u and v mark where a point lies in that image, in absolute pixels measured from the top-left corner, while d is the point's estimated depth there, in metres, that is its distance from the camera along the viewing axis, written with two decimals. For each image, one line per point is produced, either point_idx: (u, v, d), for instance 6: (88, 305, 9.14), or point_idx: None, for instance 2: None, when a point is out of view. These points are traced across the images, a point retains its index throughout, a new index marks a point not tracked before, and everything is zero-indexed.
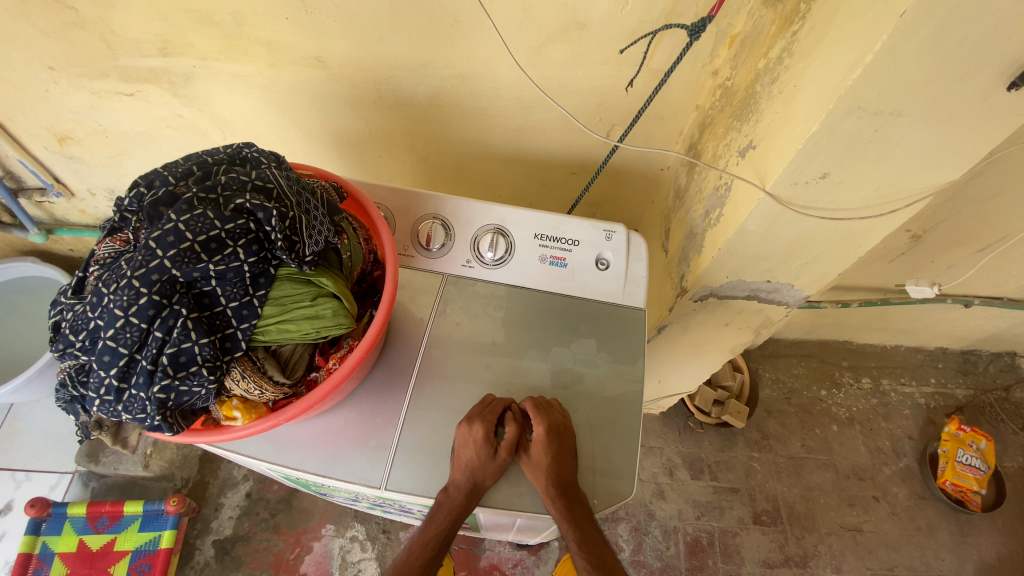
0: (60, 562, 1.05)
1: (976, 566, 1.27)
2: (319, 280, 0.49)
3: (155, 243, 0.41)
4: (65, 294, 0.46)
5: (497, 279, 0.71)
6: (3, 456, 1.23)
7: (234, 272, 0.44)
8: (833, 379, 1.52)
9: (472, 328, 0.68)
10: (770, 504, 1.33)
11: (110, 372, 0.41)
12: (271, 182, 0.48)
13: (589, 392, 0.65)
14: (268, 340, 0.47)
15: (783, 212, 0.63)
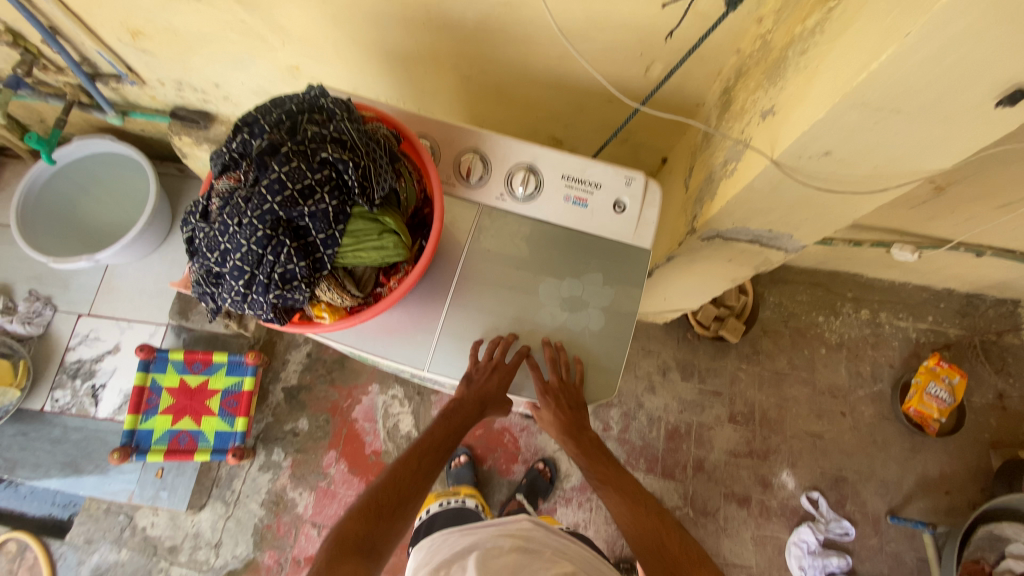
0: (168, 394, 1.32)
1: (917, 477, 1.48)
2: (384, 218, 0.62)
3: (266, 191, 0.53)
4: (194, 218, 0.59)
5: (525, 212, 0.82)
6: (106, 306, 1.48)
7: (323, 213, 0.57)
8: (833, 308, 1.62)
9: (501, 254, 0.80)
10: (746, 407, 1.53)
11: (238, 282, 0.56)
12: (346, 134, 0.59)
13: (592, 315, 0.80)
14: (346, 264, 0.61)
15: (786, 178, 0.70)
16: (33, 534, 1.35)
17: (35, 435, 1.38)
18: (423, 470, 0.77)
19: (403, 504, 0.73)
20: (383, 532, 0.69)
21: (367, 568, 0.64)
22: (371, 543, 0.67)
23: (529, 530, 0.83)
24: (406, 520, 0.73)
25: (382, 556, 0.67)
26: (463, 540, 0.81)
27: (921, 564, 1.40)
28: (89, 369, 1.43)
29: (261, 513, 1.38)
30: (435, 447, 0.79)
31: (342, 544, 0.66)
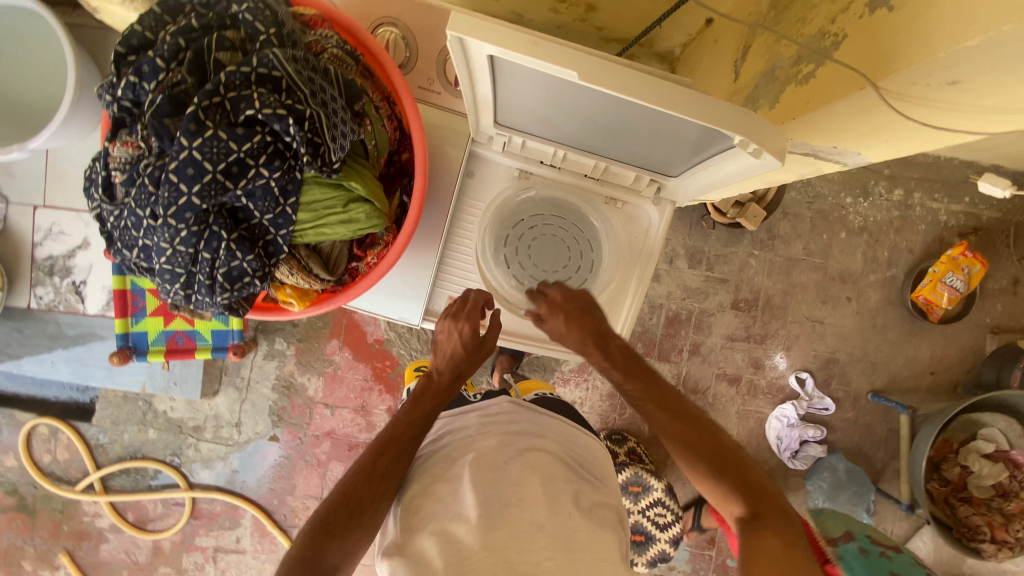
0: (153, 297, 1.25)
1: (907, 358, 1.52)
2: (349, 184, 0.61)
3: (178, 177, 0.50)
4: (101, 197, 0.59)
5: (561, 108, 0.60)
6: (61, 196, 1.34)
7: (264, 192, 0.54)
8: (865, 187, 1.48)
9: (532, 106, 0.62)
10: (751, 294, 1.49)
11: (175, 284, 0.57)
12: (277, 69, 0.52)
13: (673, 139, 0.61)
14: (308, 240, 0.61)
15: (884, 111, 0.56)
16: (59, 419, 1.44)
17: (31, 332, 1.37)
18: (381, 471, 0.72)
19: (362, 511, 0.69)
20: (337, 548, 0.67)
21: None
22: (326, 560, 0.66)
23: (511, 407, 0.82)
24: (370, 525, 0.70)
25: (338, 570, 0.67)
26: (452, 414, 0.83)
27: (889, 433, 1.52)
28: (64, 266, 1.35)
29: (274, 396, 1.44)
30: (397, 443, 0.75)
31: (288, 568, 0.65)
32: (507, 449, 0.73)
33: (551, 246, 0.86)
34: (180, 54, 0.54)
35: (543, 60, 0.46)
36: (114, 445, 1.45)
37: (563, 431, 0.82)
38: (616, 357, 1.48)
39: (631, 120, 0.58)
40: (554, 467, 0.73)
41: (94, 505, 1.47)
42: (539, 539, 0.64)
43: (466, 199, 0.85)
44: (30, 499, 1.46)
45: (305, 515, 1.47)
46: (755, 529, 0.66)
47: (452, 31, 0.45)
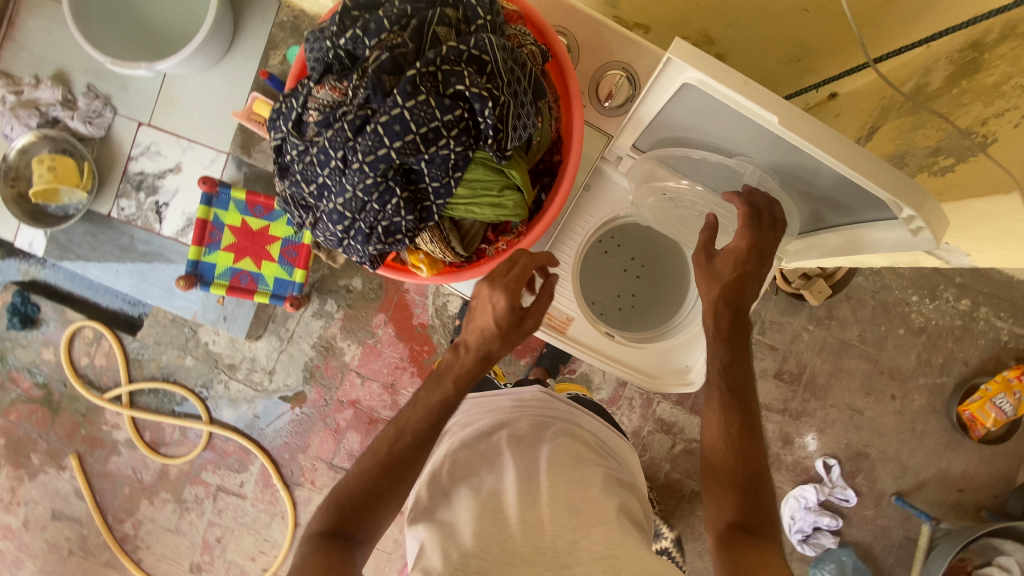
0: (230, 233, 1.31)
1: (939, 469, 1.49)
2: (509, 172, 0.64)
3: (384, 130, 0.56)
4: (289, 129, 0.63)
5: (723, 138, 0.65)
6: (167, 119, 1.40)
7: (441, 160, 0.60)
8: (933, 290, 1.46)
9: (693, 127, 0.66)
10: (796, 367, 1.48)
11: (339, 226, 0.63)
12: (487, 54, 0.58)
13: (814, 191, 0.64)
14: (456, 213, 0.66)
15: (1021, 220, 0.59)
16: (107, 326, 1.49)
17: (104, 238, 1.43)
18: (397, 458, 0.74)
19: (379, 494, 0.73)
20: (361, 520, 0.72)
21: (348, 557, 0.68)
22: (354, 528, 0.71)
23: (544, 399, 0.89)
24: (391, 502, 0.74)
25: (363, 541, 0.72)
26: (481, 411, 0.88)
27: (904, 540, 1.49)
28: (152, 184, 1.41)
29: (311, 353, 1.47)
30: (413, 429, 0.75)
31: (314, 539, 0.70)
32: (542, 435, 0.81)
33: (611, 277, 1.09)
34: (404, 19, 0.60)
35: (747, 98, 0.50)
36: (151, 363, 1.49)
37: (600, 435, 0.88)
38: (648, 397, 1.47)
39: (787, 163, 0.62)
40: (584, 452, 0.80)
41: (116, 416, 1.51)
42: (577, 519, 0.66)
43: (579, 210, 0.88)
44: (58, 396, 1.51)
45: (311, 475, 1.48)
46: (753, 546, 0.67)
47: (669, 49, 0.51)
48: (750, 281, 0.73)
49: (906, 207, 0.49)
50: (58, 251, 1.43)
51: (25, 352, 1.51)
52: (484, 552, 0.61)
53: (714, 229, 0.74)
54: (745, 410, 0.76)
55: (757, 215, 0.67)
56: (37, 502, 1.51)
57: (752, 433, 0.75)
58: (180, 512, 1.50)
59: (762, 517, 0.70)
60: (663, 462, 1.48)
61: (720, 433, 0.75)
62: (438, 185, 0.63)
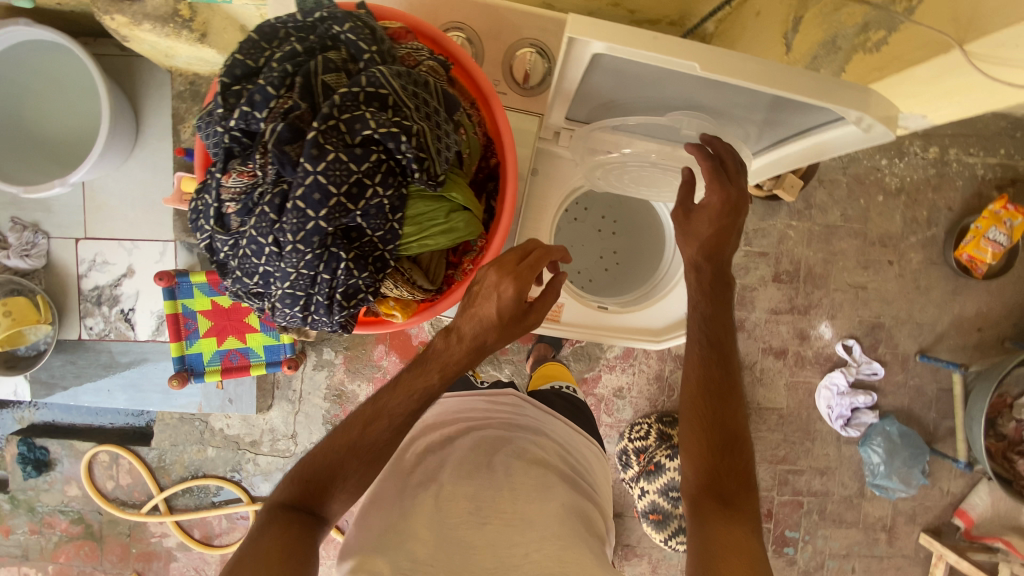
0: (205, 318, 1.27)
1: (953, 316, 1.51)
2: (450, 195, 0.65)
3: (304, 203, 0.54)
4: (213, 227, 0.64)
5: (648, 91, 0.64)
6: (102, 227, 1.35)
7: (376, 209, 0.59)
8: (900, 148, 1.46)
9: (613, 89, 0.65)
10: (792, 265, 1.48)
11: (294, 305, 0.63)
12: (384, 87, 0.57)
13: (751, 114, 0.65)
14: (412, 251, 0.67)
15: (969, 72, 0.58)
16: (119, 445, 1.47)
17: (84, 363, 1.39)
18: (368, 442, 0.72)
19: (344, 474, 0.71)
20: (323, 500, 0.70)
21: (308, 535, 0.66)
22: (315, 507, 0.69)
23: (517, 403, 0.97)
24: (359, 480, 0.72)
25: (328, 520, 0.70)
26: (450, 415, 0.92)
27: (939, 393, 1.52)
28: (111, 295, 1.37)
29: (326, 405, 1.46)
30: (389, 412, 0.73)
31: (272, 512, 0.68)
32: (506, 445, 0.85)
33: (590, 238, 1.07)
34: (287, 79, 0.58)
35: (661, 54, 0.50)
36: (175, 466, 1.48)
37: (564, 438, 0.96)
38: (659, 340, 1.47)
39: (719, 97, 0.61)
40: (549, 461, 0.86)
41: (160, 526, 1.50)
42: (529, 535, 0.71)
43: (532, 197, 0.88)
44: (97, 525, 1.50)
45: None
46: (723, 512, 0.70)
47: (569, 33, 0.51)
48: (726, 234, 0.76)
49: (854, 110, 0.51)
50: (45, 390, 1.40)
51: (49, 495, 1.49)
52: (435, 561, 0.65)
53: (693, 181, 0.73)
54: (724, 372, 0.80)
55: (720, 165, 0.69)
56: None
57: (731, 402, 0.79)
58: None
59: (741, 490, 0.73)
60: None
61: (699, 387, 0.79)
62: (382, 233, 0.62)
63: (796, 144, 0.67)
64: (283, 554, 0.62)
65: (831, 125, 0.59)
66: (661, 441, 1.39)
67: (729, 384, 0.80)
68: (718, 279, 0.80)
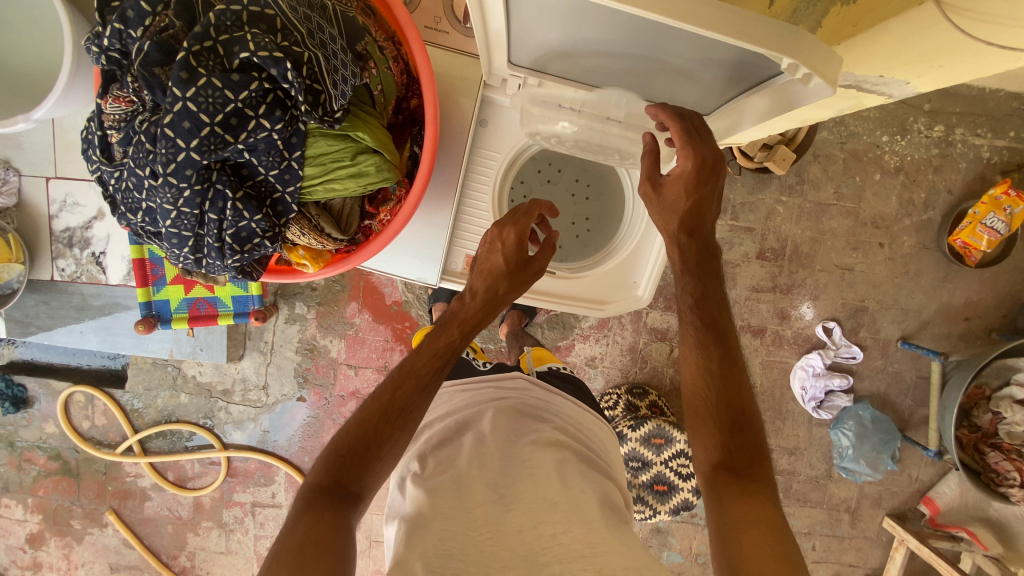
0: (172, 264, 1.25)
1: (940, 304, 1.47)
2: (355, 134, 0.74)
3: (175, 131, 0.60)
4: (100, 158, 0.73)
5: (585, 36, 0.58)
6: (72, 167, 1.33)
7: (266, 146, 0.66)
8: (903, 124, 1.38)
9: (547, 30, 0.59)
10: (778, 242, 1.44)
11: (184, 248, 0.70)
12: (272, 13, 0.63)
13: (703, 69, 0.58)
14: (319, 194, 0.75)
15: (945, 30, 0.54)
16: (94, 386, 1.49)
17: (57, 304, 1.40)
18: (401, 404, 0.76)
19: (381, 445, 0.74)
20: (357, 476, 0.72)
21: (344, 513, 0.68)
22: (347, 488, 0.70)
23: (523, 385, 0.98)
24: (393, 448, 0.74)
25: (362, 498, 0.71)
26: (463, 401, 0.94)
27: (918, 380, 1.50)
28: (82, 237, 1.36)
29: (298, 358, 1.46)
30: (418, 372, 0.78)
31: (310, 498, 0.68)
32: (523, 422, 0.90)
33: (561, 201, 1.03)
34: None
35: None
36: (149, 410, 1.50)
37: (575, 419, 0.97)
38: (635, 312, 1.45)
39: (659, 43, 0.55)
40: (563, 441, 0.88)
41: (135, 466, 1.54)
42: (556, 515, 0.72)
43: (480, 147, 0.91)
44: (74, 462, 1.54)
45: None
46: (742, 493, 0.69)
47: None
48: (703, 205, 0.72)
49: (785, 55, 0.45)
50: (19, 328, 1.41)
51: (28, 430, 1.53)
52: (465, 554, 0.65)
53: (654, 150, 0.70)
54: (725, 351, 0.78)
55: (692, 129, 0.66)
56: (93, 561, 1.58)
57: (736, 380, 0.77)
58: (226, 535, 1.56)
59: (751, 460, 0.74)
60: (666, 369, 1.47)
61: (705, 378, 0.77)
62: (276, 173, 0.69)
63: (753, 108, 0.60)
64: (330, 534, 0.64)
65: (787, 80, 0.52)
66: (628, 412, 1.39)
67: (732, 366, 0.78)
68: (705, 254, 0.79)
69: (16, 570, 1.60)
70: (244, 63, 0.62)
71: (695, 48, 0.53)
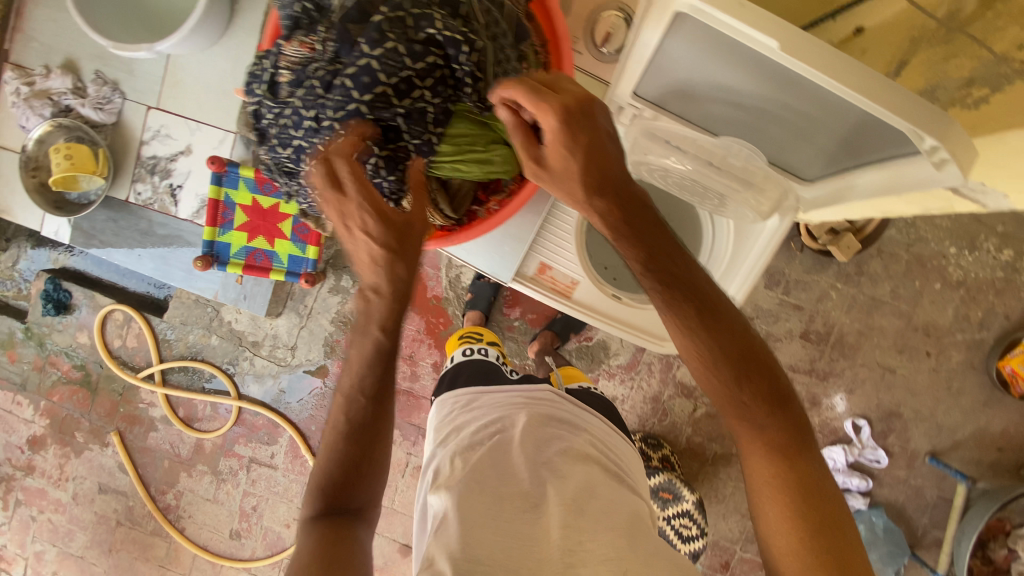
0: (242, 212, 1.30)
1: (976, 428, 1.43)
2: (493, 124, 0.82)
3: (353, 82, 0.70)
4: (264, 91, 0.77)
5: (720, 81, 0.67)
6: (173, 101, 1.40)
7: (419, 115, 0.75)
8: (972, 240, 1.37)
9: (690, 68, 0.68)
10: (824, 327, 1.43)
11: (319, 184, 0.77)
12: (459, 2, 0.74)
13: (823, 130, 0.66)
14: (443, 172, 0.84)
15: None
16: (135, 308, 1.54)
17: (124, 224, 1.46)
18: (358, 422, 0.76)
19: (359, 465, 0.76)
20: (349, 493, 0.75)
21: (344, 528, 0.72)
22: (347, 504, 0.75)
23: (553, 398, 0.96)
24: (370, 462, 0.77)
25: (362, 510, 0.76)
26: (491, 407, 0.93)
27: (938, 500, 1.45)
28: (165, 167, 1.43)
29: (331, 328, 1.49)
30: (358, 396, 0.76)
31: (313, 519, 0.73)
32: (553, 429, 0.89)
33: None
34: None
35: (746, 24, 0.53)
36: (179, 343, 1.54)
37: (603, 434, 0.95)
38: (667, 362, 1.44)
39: (795, 98, 0.62)
40: (592, 455, 0.86)
41: (150, 395, 1.57)
42: (592, 523, 0.72)
43: None
44: (95, 377, 1.58)
45: None
46: (784, 461, 0.70)
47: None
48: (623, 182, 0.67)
49: (930, 136, 0.49)
50: (83, 238, 1.47)
51: (61, 335, 1.58)
52: (494, 560, 0.67)
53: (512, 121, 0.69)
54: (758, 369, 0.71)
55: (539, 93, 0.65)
56: (84, 477, 1.61)
57: (764, 378, 0.71)
58: (217, 483, 1.57)
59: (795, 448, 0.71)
60: (684, 427, 1.45)
61: (739, 408, 0.71)
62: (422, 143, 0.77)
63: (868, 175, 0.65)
64: (333, 551, 0.69)
65: (910, 157, 0.57)
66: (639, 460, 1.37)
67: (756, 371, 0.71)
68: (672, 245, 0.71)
69: (9, 467, 1.63)
70: (426, 37, 0.72)
71: (829, 114, 0.61)
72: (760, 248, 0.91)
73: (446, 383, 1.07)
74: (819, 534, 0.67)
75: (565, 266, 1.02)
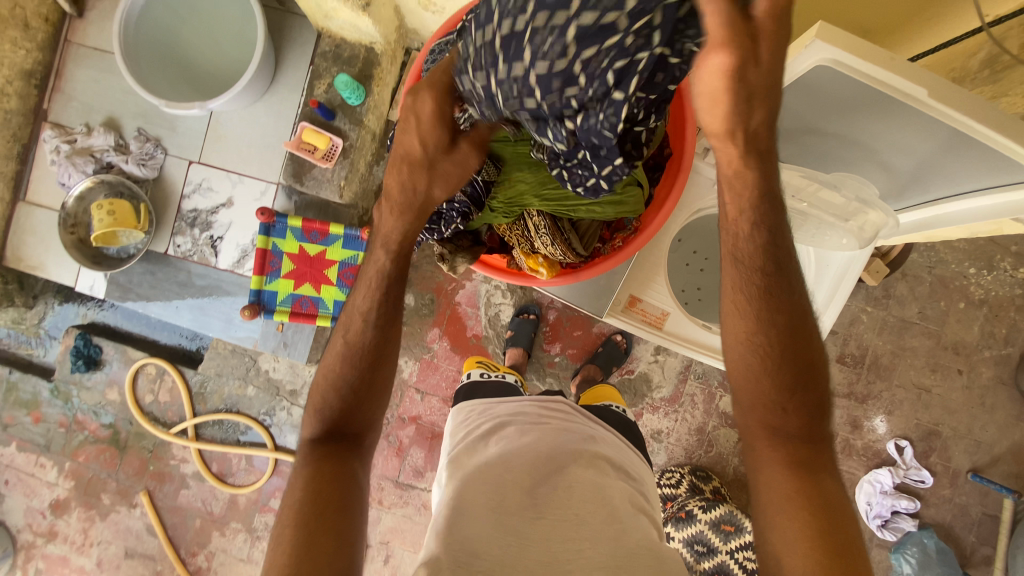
0: (289, 260, 1.32)
1: (1014, 443, 1.45)
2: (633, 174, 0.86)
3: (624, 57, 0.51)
4: None
5: (826, 117, 0.85)
6: (215, 156, 1.43)
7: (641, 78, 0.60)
8: (990, 260, 1.43)
9: (802, 108, 0.85)
10: (858, 350, 1.46)
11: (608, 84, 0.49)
12: None
13: (904, 159, 0.85)
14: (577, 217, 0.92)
15: None
16: (168, 361, 1.52)
17: (162, 276, 1.46)
18: (364, 349, 0.82)
19: (362, 399, 0.82)
20: (352, 422, 0.81)
21: (339, 456, 0.78)
22: (352, 426, 0.81)
23: (567, 410, 0.99)
24: (372, 398, 0.83)
25: (359, 442, 0.82)
26: (506, 413, 0.96)
27: (985, 518, 1.45)
28: (205, 220, 1.44)
29: None
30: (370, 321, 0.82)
31: (312, 443, 0.79)
32: (563, 438, 0.90)
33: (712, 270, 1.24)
34: None
35: (886, 69, 0.68)
36: (213, 395, 1.52)
37: (618, 450, 0.95)
38: (709, 391, 1.46)
39: (897, 131, 0.79)
40: (602, 463, 0.87)
41: (182, 450, 1.53)
42: (583, 530, 0.74)
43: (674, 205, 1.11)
44: (124, 434, 1.53)
45: (380, 495, 1.49)
46: (790, 464, 0.73)
47: (814, 36, 0.69)
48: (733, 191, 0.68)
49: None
50: (119, 292, 1.47)
51: (89, 393, 1.54)
52: (489, 557, 0.69)
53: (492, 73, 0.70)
54: (798, 370, 0.74)
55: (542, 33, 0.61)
56: (110, 541, 1.53)
57: (807, 384, 0.75)
58: (251, 541, 1.51)
59: (805, 445, 0.75)
60: (731, 457, 1.45)
61: (770, 399, 0.75)
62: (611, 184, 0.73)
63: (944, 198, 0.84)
64: (329, 482, 0.74)
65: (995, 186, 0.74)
66: (692, 494, 1.38)
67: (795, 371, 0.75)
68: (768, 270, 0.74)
69: (29, 534, 1.54)
70: None
71: (923, 138, 0.77)
72: (841, 276, 1.06)
73: (463, 393, 1.08)
74: (819, 555, 0.67)
75: (655, 298, 1.17)
